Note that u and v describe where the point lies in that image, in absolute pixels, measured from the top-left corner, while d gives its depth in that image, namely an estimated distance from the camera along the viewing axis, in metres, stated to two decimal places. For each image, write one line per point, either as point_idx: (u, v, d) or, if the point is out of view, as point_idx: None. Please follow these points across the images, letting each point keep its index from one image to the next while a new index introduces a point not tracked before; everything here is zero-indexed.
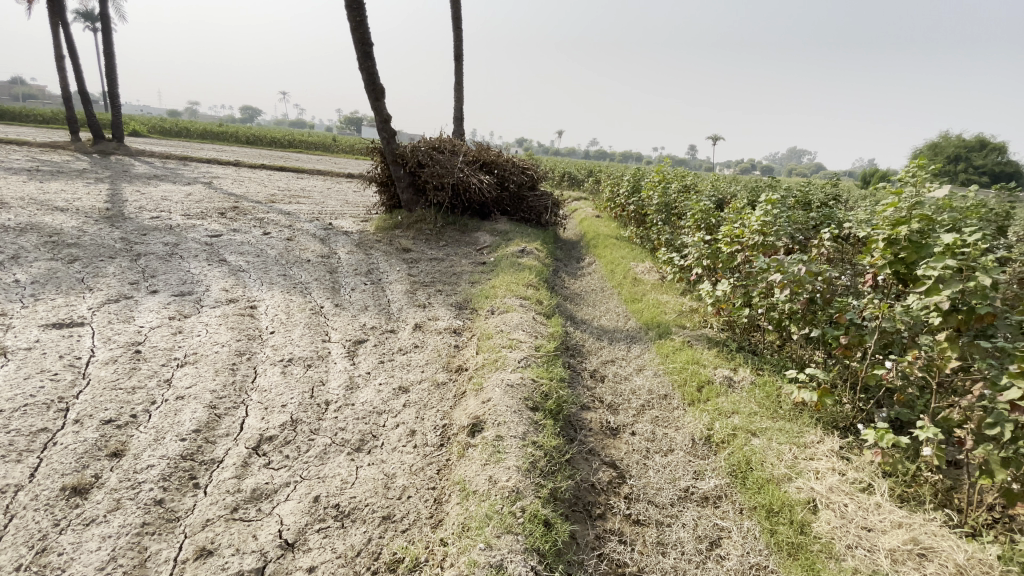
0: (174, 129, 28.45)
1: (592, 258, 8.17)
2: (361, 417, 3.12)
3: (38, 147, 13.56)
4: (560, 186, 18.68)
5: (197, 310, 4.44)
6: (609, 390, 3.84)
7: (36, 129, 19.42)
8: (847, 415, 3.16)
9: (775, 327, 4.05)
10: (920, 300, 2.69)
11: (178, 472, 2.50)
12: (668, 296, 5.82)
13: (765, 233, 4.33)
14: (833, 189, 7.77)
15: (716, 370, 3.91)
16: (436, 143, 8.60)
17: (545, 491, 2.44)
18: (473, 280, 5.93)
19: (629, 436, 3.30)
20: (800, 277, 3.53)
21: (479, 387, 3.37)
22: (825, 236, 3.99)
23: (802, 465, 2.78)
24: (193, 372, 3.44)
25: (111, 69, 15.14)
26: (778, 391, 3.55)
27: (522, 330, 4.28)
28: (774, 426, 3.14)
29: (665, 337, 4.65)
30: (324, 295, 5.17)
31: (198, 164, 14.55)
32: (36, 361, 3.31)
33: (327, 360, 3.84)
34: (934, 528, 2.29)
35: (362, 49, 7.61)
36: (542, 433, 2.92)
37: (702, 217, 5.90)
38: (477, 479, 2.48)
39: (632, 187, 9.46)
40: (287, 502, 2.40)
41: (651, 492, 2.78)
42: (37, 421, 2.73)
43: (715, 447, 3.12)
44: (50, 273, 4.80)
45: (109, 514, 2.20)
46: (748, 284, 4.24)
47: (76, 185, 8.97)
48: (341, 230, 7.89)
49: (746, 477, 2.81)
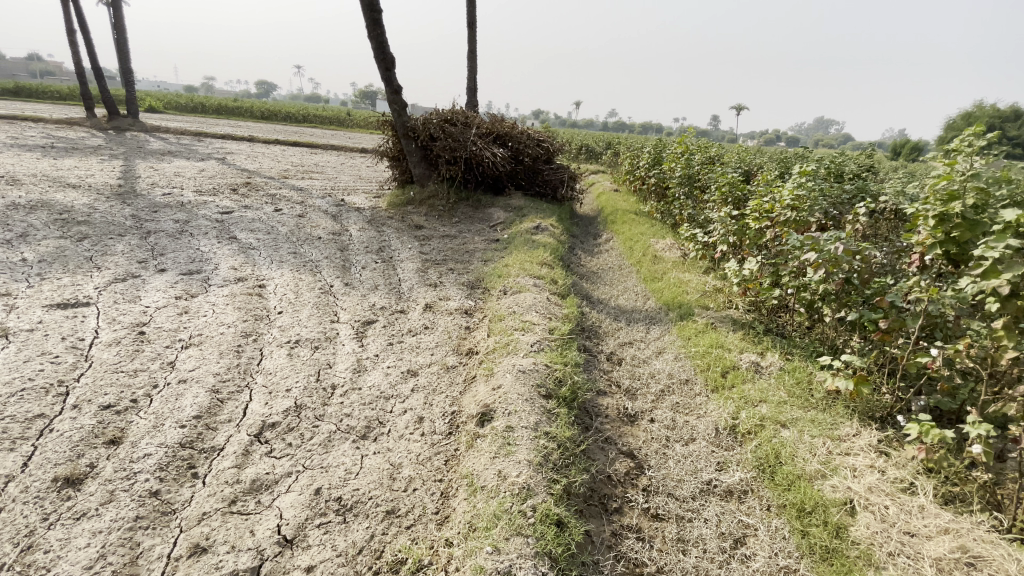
0: (190, 104, 28.41)
1: (610, 234, 7.89)
2: (366, 403, 3.00)
3: (55, 124, 13.54)
4: (578, 159, 18.21)
5: (205, 289, 4.34)
6: (627, 374, 3.67)
7: (55, 106, 19.57)
8: (884, 405, 2.94)
9: (805, 308, 3.80)
10: (974, 284, 2.42)
11: (175, 462, 2.41)
12: (690, 275, 5.54)
13: (798, 208, 4.07)
14: (865, 160, 7.42)
15: (742, 354, 3.69)
16: (449, 115, 8.29)
17: (557, 488, 2.29)
18: (486, 258, 5.75)
19: (648, 423, 3.14)
20: (837, 256, 3.25)
21: (490, 373, 3.22)
22: (862, 210, 3.71)
23: (838, 461, 2.57)
24: (197, 354, 3.35)
25: (123, 43, 15.01)
26: (809, 377, 3.32)
27: (535, 312, 4.10)
28: (805, 416, 2.94)
29: (687, 318, 4.43)
30: (333, 274, 5.04)
31: (213, 139, 14.43)
32: (39, 343, 3.24)
33: (335, 342, 3.72)
34: (983, 533, 2.10)
35: (371, 17, 7.29)
36: (555, 423, 2.76)
37: (729, 191, 5.59)
38: (486, 474, 2.35)
39: (653, 159, 9.10)
40: (288, 494, 2.30)
41: (671, 485, 2.62)
42: (34, 407, 2.66)
43: (741, 437, 2.93)
44: (59, 251, 4.74)
45: (101, 507, 2.12)
46: (778, 263, 3.98)
47: (90, 162, 8.92)
48: (353, 206, 7.73)
49: (775, 473, 2.62)
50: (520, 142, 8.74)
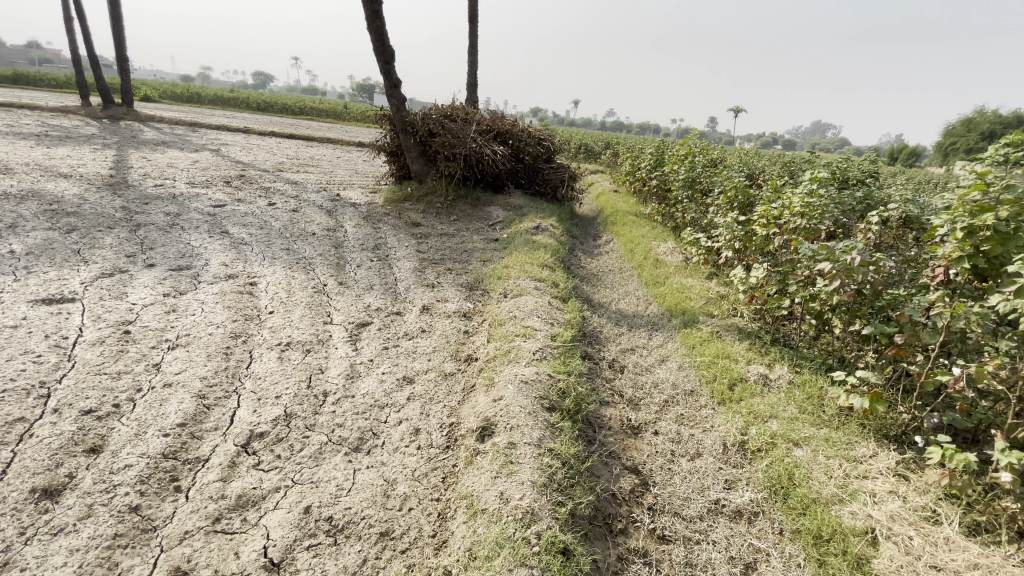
0: (186, 93, 28.05)
1: (609, 236, 7.77)
2: (360, 412, 2.86)
3: (48, 111, 13.24)
4: (577, 158, 18.04)
5: (194, 286, 4.19)
6: (629, 383, 3.55)
7: (49, 92, 19.23)
8: (898, 423, 2.84)
9: (814, 319, 3.69)
10: (1007, 301, 2.30)
11: (158, 474, 2.26)
12: (693, 280, 5.43)
13: (808, 215, 3.94)
14: (869, 167, 7.34)
15: (749, 366, 3.57)
16: (448, 111, 8.17)
17: (562, 511, 2.17)
18: (485, 258, 5.62)
19: (652, 436, 3.02)
20: (852, 266, 3.12)
21: (491, 383, 3.09)
22: (875, 219, 3.61)
23: (855, 486, 2.46)
24: (184, 356, 3.20)
25: (118, 30, 14.71)
26: (820, 392, 3.21)
27: (536, 317, 3.96)
28: (819, 435, 2.83)
29: (691, 325, 4.32)
30: (328, 272, 4.89)
31: (208, 130, 14.16)
32: (20, 341, 3.08)
33: (328, 345, 3.58)
34: (1014, 569, 1.98)
35: (371, 9, 7.11)
36: (558, 439, 2.64)
37: (734, 195, 5.49)
38: (486, 496, 2.22)
39: (655, 161, 8.97)
40: (276, 511, 2.16)
41: (678, 504, 2.51)
42: (14, 410, 2.51)
43: (750, 455, 2.82)
44: (45, 243, 4.56)
45: (79, 523, 1.98)
46: (787, 271, 3.86)
47: (82, 151, 8.71)
48: (349, 202, 7.56)
49: (788, 496, 2.50)
50: (521, 141, 8.60)
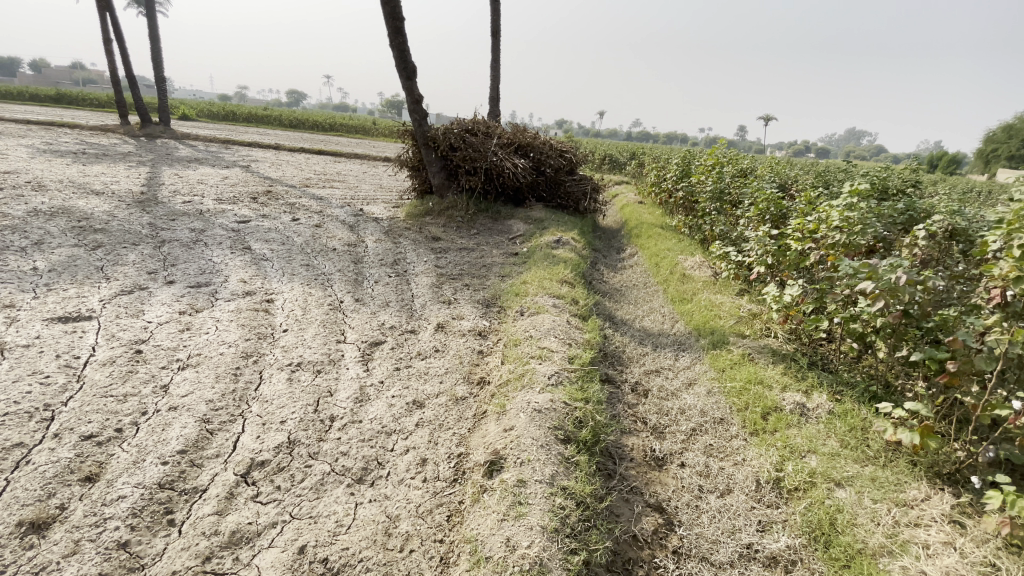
0: (222, 113, 29.02)
1: (634, 250, 7.52)
2: (366, 440, 2.73)
3: (90, 130, 13.80)
4: (602, 168, 17.82)
5: (211, 304, 4.16)
6: (653, 409, 3.34)
7: (96, 112, 20.15)
8: (954, 460, 2.55)
9: (857, 342, 3.41)
10: None
11: (151, 507, 2.17)
12: (722, 296, 5.17)
13: (847, 228, 3.65)
14: (910, 177, 6.92)
15: (784, 393, 3.31)
16: (469, 125, 8.12)
17: (574, 562, 1.99)
18: (503, 274, 5.47)
19: (678, 468, 2.80)
20: (898, 286, 2.82)
21: (503, 411, 2.92)
22: (921, 233, 3.31)
23: (905, 536, 2.20)
24: (192, 377, 3.13)
25: (156, 53, 15.29)
26: (864, 424, 2.94)
27: (553, 337, 3.78)
28: (863, 474, 2.57)
29: (720, 346, 4.07)
30: (344, 289, 4.82)
31: (240, 147, 14.50)
32: (31, 362, 3.06)
33: (338, 365, 3.48)
34: None
35: (392, 25, 7.13)
36: (573, 476, 2.44)
37: (766, 207, 5.21)
38: (491, 541, 2.05)
39: (681, 172, 8.69)
40: (270, 550, 2.03)
41: (706, 547, 2.28)
42: (15, 434, 2.46)
43: (787, 495, 2.56)
44: (70, 260, 4.63)
45: (62, 560, 1.89)
46: (823, 289, 3.59)
47: (117, 169, 8.97)
48: (371, 217, 7.54)
49: (829, 545, 2.25)
50: (542, 153, 8.47)
